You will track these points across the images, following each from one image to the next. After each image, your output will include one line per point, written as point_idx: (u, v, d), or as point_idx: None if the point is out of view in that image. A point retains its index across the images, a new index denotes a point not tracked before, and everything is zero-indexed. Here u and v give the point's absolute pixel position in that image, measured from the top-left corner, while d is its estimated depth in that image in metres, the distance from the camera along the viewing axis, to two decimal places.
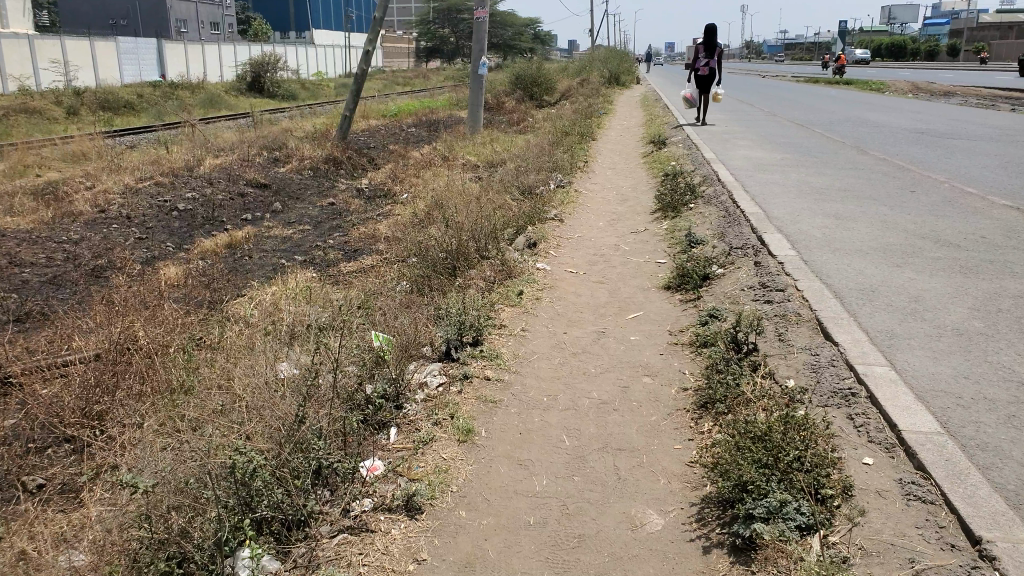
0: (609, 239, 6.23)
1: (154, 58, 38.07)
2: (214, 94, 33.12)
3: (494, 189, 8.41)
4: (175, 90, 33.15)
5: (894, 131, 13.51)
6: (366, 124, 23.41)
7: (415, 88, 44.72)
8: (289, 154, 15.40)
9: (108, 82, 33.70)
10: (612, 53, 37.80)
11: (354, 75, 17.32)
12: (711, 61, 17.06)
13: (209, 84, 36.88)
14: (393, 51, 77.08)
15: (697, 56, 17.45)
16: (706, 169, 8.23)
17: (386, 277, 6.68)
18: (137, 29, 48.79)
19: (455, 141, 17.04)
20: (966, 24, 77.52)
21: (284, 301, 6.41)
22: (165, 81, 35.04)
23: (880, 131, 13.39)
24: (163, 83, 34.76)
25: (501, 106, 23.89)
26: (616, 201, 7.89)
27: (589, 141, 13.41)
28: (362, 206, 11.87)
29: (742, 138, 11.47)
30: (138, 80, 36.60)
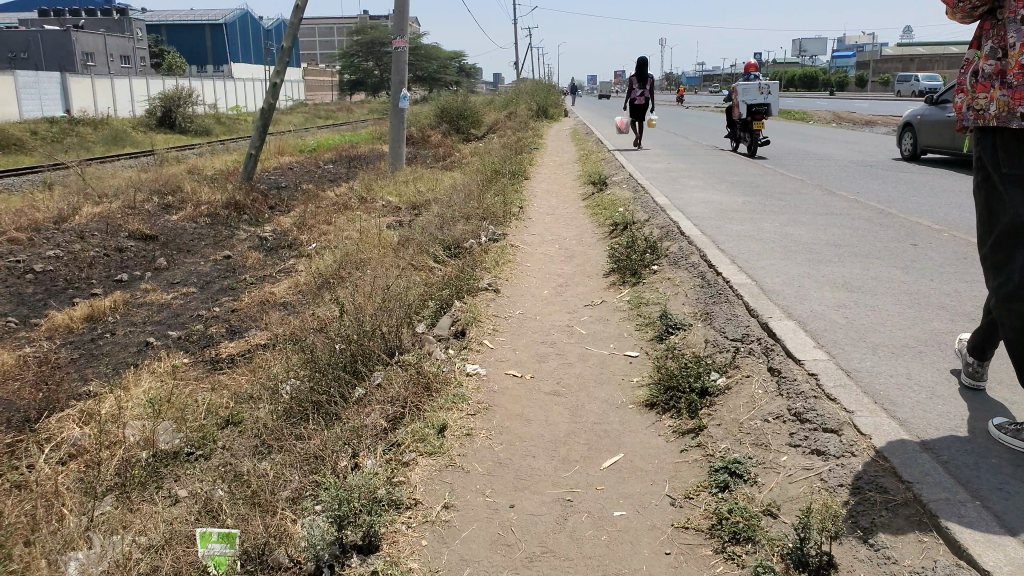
0: (558, 315, 4.88)
1: (60, 92, 35.59)
2: (116, 130, 30.52)
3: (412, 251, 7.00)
4: (74, 126, 30.61)
5: (841, 164, 12.86)
6: (280, 162, 21.70)
7: (336, 122, 42.94)
8: (181, 198, 13.50)
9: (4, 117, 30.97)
10: (540, 84, 37.32)
11: (260, 109, 15.60)
12: (645, 90, 16.26)
13: (114, 120, 34.41)
14: (315, 84, 75.19)
15: (629, 87, 16.65)
16: (661, 218, 7.03)
17: (272, 364, 5.10)
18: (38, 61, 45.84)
19: (372, 180, 15.53)
20: (871, 56, 81.59)
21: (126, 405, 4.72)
22: (64, 117, 32.39)
23: (829, 165, 12.67)
24: (57, 118, 31.91)
25: (425, 141, 22.48)
26: (562, 257, 6.58)
27: (521, 180, 12.16)
28: (263, 258, 10.20)
29: (689, 177, 10.44)
30: (38, 113, 33.60)
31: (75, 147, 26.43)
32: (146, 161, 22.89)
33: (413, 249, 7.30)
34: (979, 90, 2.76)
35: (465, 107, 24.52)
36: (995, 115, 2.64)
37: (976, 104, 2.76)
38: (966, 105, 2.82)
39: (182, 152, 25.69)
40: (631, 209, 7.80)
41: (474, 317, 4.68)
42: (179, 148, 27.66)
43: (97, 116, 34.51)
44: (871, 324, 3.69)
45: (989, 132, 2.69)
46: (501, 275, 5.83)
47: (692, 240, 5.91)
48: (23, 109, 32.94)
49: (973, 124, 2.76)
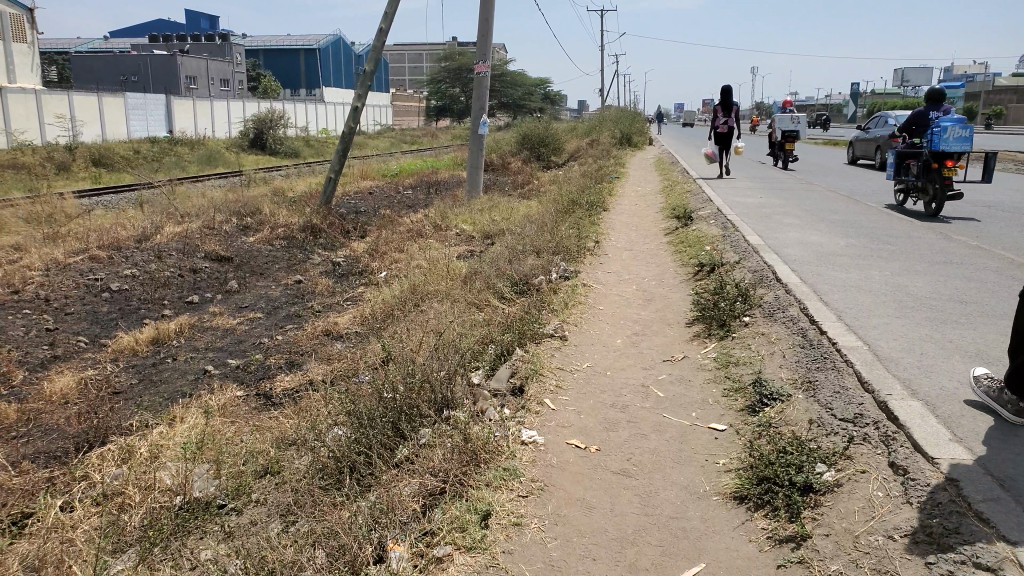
0: (631, 371, 4.35)
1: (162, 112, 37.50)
2: (211, 151, 31.80)
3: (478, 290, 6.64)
4: (174, 146, 32.08)
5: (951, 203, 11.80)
6: (361, 186, 21.94)
7: (421, 147, 43.59)
8: (260, 220, 13.64)
9: (111, 137, 32.79)
10: (625, 113, 36.84)
11: (342, 134, 15.75)
12: (729, 119, 15.46)
13: (212, 141, 35.95)
14: (403, 109, 77.08)
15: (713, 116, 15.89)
16: (752, 261, 6.39)
17: (321, 405, 4.77)
18: (148, 85, 48.65)
19: (448, 207, 15.37)
20: (976, 89, 77.58)
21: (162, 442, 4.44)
22: (166, 137, 34.05)
23: (939, 204, 11.63)
24: (160, 138, 33.57)
25: (505, 168, 22.30)
26: (641, 300, 6.04)
27: (599, 212, 11.68)
28: (332, 284, 10.06)
29: (783, 215, 9.71)
30: (147, 135, 35.54)
31: (172, 167, 27.62)
32: (235, 181, 23.59)
33: (480, 284, 6.92)
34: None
35: (546, 134, 24.29)
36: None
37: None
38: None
39: (269, 173, 26.43)
40: (718, 250, 7.19)
41: (537, 368, 4.20)
42: (269, 169, 28.52)
43: (196, 138, 36.12)
44: (1021, 416, 3.01)
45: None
46: (572, 319, 5.34)
47: (789, 290, 5.26)
48: (133, 131, 34.93)
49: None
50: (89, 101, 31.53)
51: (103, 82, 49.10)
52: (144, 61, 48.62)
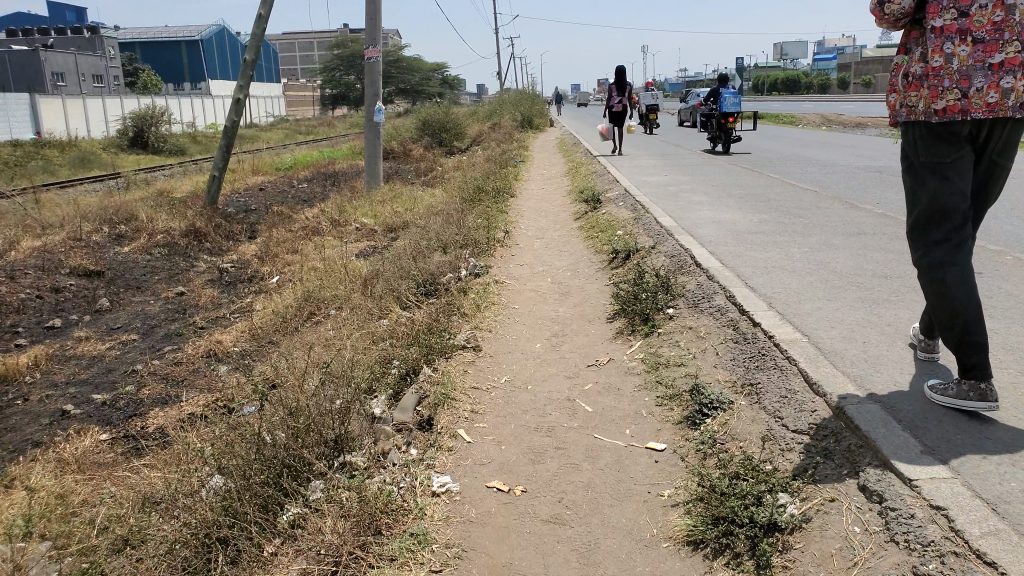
0: (553, 381, 3.87)
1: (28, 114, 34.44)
2: (85, 152, 29.41)
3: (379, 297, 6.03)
4: (42, 150, 29.45)
5: (848, 170, 11.98)
6: (252, 182, 20.64)
7: (317, 137, 41.93)
8: (137, 226, 12.43)
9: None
10: (524, 94, 36.49)
11: (224, 128, 14.58)
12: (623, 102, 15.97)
13: (85, 142, 33.26)
14: (296, 99, 74.31)
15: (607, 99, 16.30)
16: (669, 245, 6.03)
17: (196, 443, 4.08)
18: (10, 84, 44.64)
19: (346, 201, 14.52)
20: (851, 59, 81.79)
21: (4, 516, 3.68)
22: (32, 140, 31.24)
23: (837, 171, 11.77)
24: (25, 141, 30.76)
25: (406, 156, 21.51)
26: (556, 296, 5.57)
27: (505, 198, 11.20)
28: (220, 294, 9.17)
29: (691, 192, 9.49)
30: (10, 137, 32.52)
31: (41, 172, 25.32)
32: (112, 185, 21.79)
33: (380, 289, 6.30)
34: (909, 88, 2.95)
35: (446, 119, 23.63)
36: (925, 111, 2.86)
37: (908, 102, 2.96)
38: (898, 103, 3.00)
39: (151, 174, 24.62)
40: (632, 234, 6.82)
41: (446, 393, 3.65)
42: (151, 169, 26.59)
43: (68, 139, 33.35)
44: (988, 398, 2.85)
45: (917, 127, 2.93)
46: (483, 324, 4.81)
47: (712, 275, 4.91)
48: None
49: (904, 120, 2.97)
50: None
51: None
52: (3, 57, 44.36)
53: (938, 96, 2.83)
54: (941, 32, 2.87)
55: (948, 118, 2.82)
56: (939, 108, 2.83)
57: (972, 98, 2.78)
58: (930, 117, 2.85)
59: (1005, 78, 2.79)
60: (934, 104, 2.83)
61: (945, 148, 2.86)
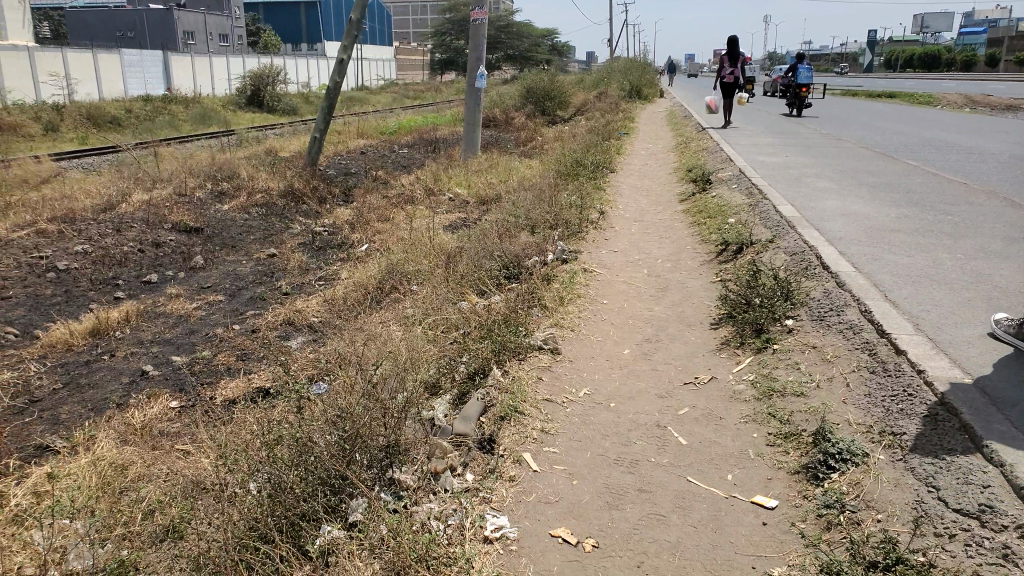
0: (642, 398, 3.32)
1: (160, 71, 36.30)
2: (205, 109, 30.57)
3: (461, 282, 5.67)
4: (168, 105, 30.87)
5: (997, 159, 10.61)
6: (356, 145, 20.77)
7: (423, 102, 42.17)
8: (238, 184, 12.59)
9: (107, 96, 31.69)
10: (634, 65, 35.20)
11: (329, 90, 14.57)
12: (735, 71, 15.94)
13: (208, 99, 34.66)
14: (407, 64, 75.15)
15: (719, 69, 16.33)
16: (789, 240, 5.27)
17: (246, 424, 3.75)
18: (145, 42, 47.20)
19: (443, 169, 14.25)
20: (999, 35, 74.73)
21: (39, 483, 3.44)
22: (160, 96, 32.82)
23: (984, 160, 10.45)
24: (153, 97, 32.33)
25: (509, 124, 21.05)
26: (654, 291, 4.97)
27: (605, 174, 10.58)
28: (309, 259, 9.06)
29: (814, 177, 8.55)
30: (142, 92, 34.30)
31: (164, 126, 26.48)
32: (225, 142, 22.49)
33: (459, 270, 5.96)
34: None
35: (551, 88, 23.00)
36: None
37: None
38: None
39: (263, 132, 25.29)
40: (744, 224, 6.07)
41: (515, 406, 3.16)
42: (263, 127, 27.33)
43: (192, 95, 34.86)
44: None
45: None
46: (569, 322, 4.29)
47: (842, 283, 4.17)
48: (129, 89, 33.78)
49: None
50: (86, 58, 30.51)
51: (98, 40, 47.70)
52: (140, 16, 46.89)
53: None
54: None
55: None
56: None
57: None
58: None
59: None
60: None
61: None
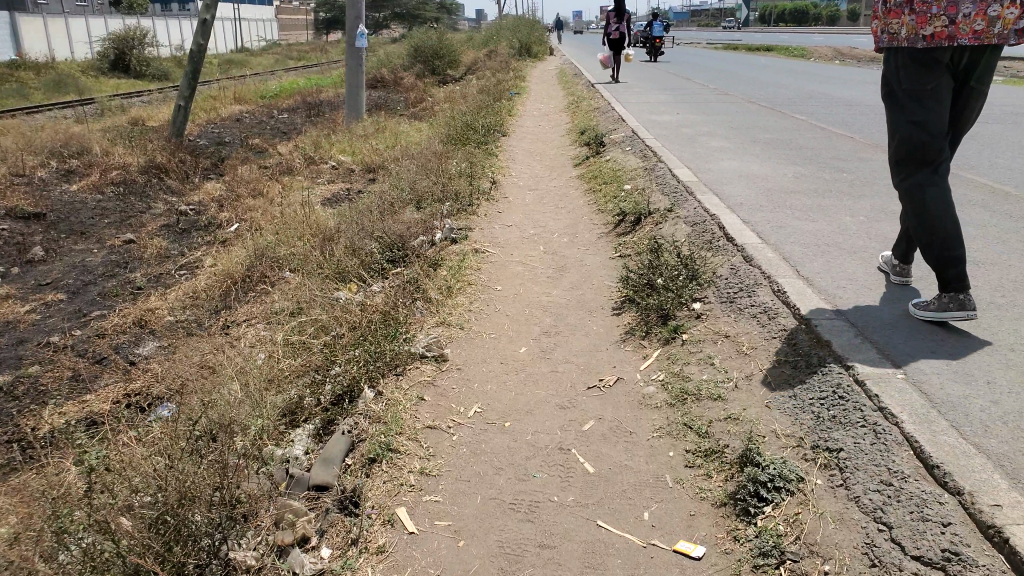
0: (537, 412, 2.85)
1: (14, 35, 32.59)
2: (60, 75, 27.72)
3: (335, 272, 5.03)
4: (15, 72, 27.79)
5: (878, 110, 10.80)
6: (231, 111, 19.26)
7: (306, 63, 39.99)
8: (89, 160, 11.24)
9: None
10: (524, 21, 34.50)
11: (191, 52, 13.21)
12: (621, 27, 16.25)
13: (63, 64, 31.49)
14: (288, 22, 71.23)
15: (606, 25, 16.63)
16: (690, 208, 4.88)
17: (50, 472, 2.97)
18: None
19: (325, 135, 13.29)
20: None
21: None
22: (5, 62, 29.49)
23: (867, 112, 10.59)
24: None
25: (396, 85, 20.02)
26: (548, 272, 4.49)
27: (496, 137, 10.02)
28: (170, 244, 8.10)
29: (708, 135, 8.29)
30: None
31: (12, 96, 23.79)
32: (83, 112, 20.38)
33: (341, 259, 5.31)
34: (891, 15, 3.05)
35: (439, 45, 22.06)
36: (911, 38, 2.94)
37: (890, 29, 3.06)
38: (881, 31, 3.12)
39: (127, 99, 23.12)
40: (642, 192, 5.67)
41: (387, 448, 2.65)
42: (128, 94, 25.06)
43: (45, 61, 31.57)
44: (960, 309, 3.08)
45: (901, 55, 3.02)
46: (453, 319, 3.74)
47: (751, 257, 3.79)
48: None
49: (889, 49, 3.07)
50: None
51: None
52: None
53: (925, 22, 2.90)
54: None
55: (935, 44, 2.90)
56: (927, 35, 2.91)
57: (957, 25, 2.87)
58: (916, 43, 2.94)
59: (993, 6, 2.87)
60: (921, 30, 2.91)
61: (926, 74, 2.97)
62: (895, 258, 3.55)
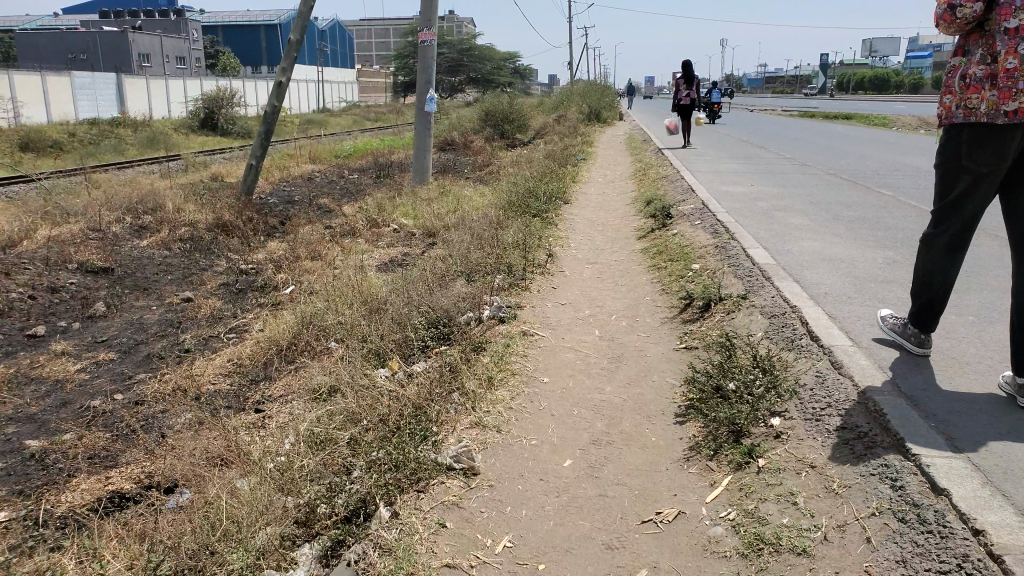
0: (578, 551, 2.38)
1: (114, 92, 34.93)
2: (152, 132, 29.18)
3: (376, 351, 4.72)
4: (113, 128, 29.46)
5: None
6: (304, 169, 19.73)
7: (382, 125, 41.31)
8: (161, 216, 11.47)
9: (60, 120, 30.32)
10: (595, 87, 34.80)
11: (266, 113, 13.56)
12: (690, 94, 16.13)
13: (157, 122, 33.29)
14: (369, 85, 74.34)
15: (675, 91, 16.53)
16: (766, 297, 4.38)
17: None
18: (97, 63, 45.62)
19: (390, 197, 13.34)
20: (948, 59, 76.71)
21: None
22: (105, 118, 31.36)
23: None
24: (99, 119, 30.88)
25: (465, 148, 20.18)
26: (603, 362, 4.04)
27: (559, 205, 9.74)
28: (226, 304, 8.03)
29: (783, 210, 7.76)
30: (95, 114, 32.94)
31: (106, 150, 25.07)
32: (166, 167, 21.22)
33: (383, 332, 4.98)
34: (970, 91, 3.11)
35: (510, 110, 22.28)
36: (991, 113, 3.03)
37: (968, 103, 3.13)
38: (955, 104, 3.18)
39: (209, 156, 24.04)
40: (712, 273, 5.19)
41: None
42: (211, 151, 26.10)
43: (141, 118, 33.47)
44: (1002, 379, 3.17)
45: (970, 125, 3.12)
46: (491, 420, 3.32)
47: (839, 364, 3.27)
48: (80, 111, 32.33)
49: (959, 119, 3.16)
50: (36, 81, 29.06)
51: (45, 61, 46.00)
52: (92, 38, 45.34)
53: (1010, 98, 2.99)
54: (1015, 33, 3.01)
55: (1015, 120, 3.00)
56: (1009, 110, 3.00)
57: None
58: (995, 118, 3.03)
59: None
60: (1006, 106, 3.00)
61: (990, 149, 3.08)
62: (912, 321, 3.56)
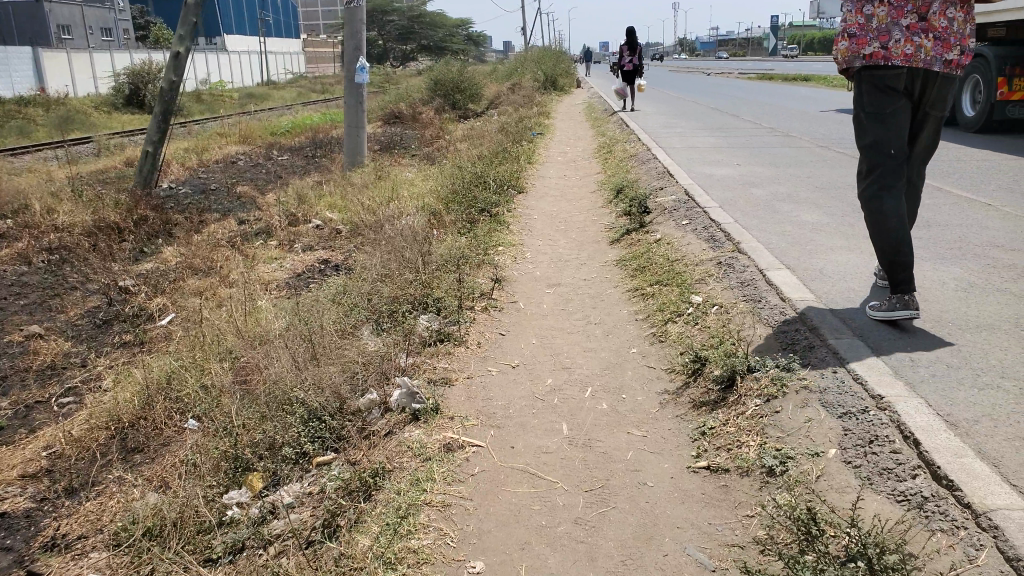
0: None
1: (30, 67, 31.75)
2: (69, 110, 26.43)
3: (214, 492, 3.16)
4: (26, 109, 26.62)
5: (979, 154, 8.76)
6: (231, 151, 17.68)
7: (327, 97, 38.83)
8: (32, 221, 9.51)
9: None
10: (549, 52, 32.98)
11: (167, 93, 11.60)
12: (635, 57, 16.26)
13: (79, 100, 30.43)
14: (315, 55, 71.07)
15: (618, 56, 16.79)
16: (823, 374, 2.79)
17: None
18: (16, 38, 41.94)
19: (317, 186, 11.58)
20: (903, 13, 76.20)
21: None
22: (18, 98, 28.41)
23: (967, 156, 8.56)
24: (11, 99, 27.97)
25: (411, 121, 18.33)
26: (570, 509, 2.45)
27: (508, 195, 8.12)
28: (85, 344, 6.26)
29: (786, 199, 6.26)
30: (10, 93, 30.00)
31: (12, 133, 22.48)
32: (76, 151, 18.87)
33: (242, 430, 3.46)
34: (840, 41, 3.35)
35: (459, 78, 20.40)
36: (851, 58, 3.26)
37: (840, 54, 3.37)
38: (833, 58, 3.43)
39: (128, 136, 21.64)
40: (722, 318, 3.61)
41: None
42: (134, 130, 23.66)
43: (61, 95, 30.54)
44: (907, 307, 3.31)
45: (849, 76, 3.34)
46: None
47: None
48: None
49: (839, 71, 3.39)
50: None
51: None
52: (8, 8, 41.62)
53: (865, 43, 3.20)
54: None
55: (872, 62, 3.19)
56: (866, 54, 3.20)
57: (893, 49, 3.15)
58: (857, 63, 3.24)
59: (952, 6, 3.20)
60: (861, 50, 3.21)
61: (871, 92, 3.23)
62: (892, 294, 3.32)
